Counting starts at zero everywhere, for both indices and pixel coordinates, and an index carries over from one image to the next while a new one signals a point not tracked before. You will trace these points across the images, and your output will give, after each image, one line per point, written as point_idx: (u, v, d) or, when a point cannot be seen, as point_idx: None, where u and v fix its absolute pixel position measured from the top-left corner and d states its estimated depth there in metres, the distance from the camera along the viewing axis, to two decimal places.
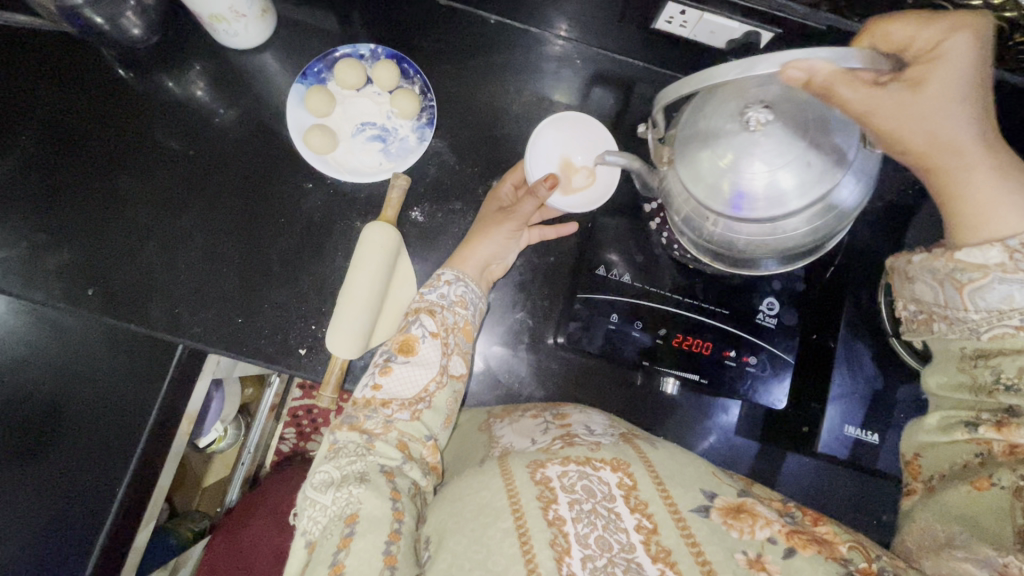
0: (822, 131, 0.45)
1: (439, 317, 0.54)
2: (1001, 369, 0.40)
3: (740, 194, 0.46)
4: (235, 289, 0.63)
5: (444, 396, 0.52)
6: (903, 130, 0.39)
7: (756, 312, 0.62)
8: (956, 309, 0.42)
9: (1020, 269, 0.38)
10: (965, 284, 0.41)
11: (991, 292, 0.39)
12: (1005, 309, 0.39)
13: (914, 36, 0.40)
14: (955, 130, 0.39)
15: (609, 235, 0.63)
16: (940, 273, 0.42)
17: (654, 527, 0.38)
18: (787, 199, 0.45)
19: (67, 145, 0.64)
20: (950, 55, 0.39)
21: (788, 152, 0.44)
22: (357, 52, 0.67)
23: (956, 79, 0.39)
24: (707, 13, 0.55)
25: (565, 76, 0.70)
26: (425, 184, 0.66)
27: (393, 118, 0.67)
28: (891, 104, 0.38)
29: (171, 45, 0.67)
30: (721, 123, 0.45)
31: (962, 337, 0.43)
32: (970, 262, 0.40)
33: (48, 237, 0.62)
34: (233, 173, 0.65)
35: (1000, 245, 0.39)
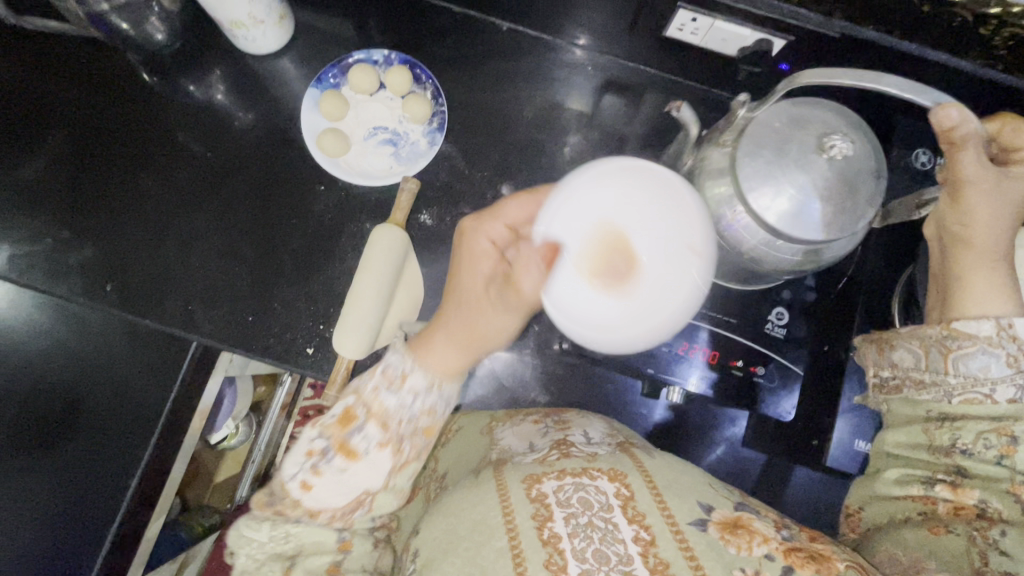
0: (868, 182, 0.46)
1: (391, 429, 0.50)
2: (961, 433, 0.43)
3: (768, 209, 0.46)
4: (247, 288, 0.64)
5: (381, 498, 0.52)
6: (978, 207, 0.44)
7: (765, 321, 0.60)
8: (934, 372, 0.44)
9: (1001, 345, 0.42)
10: (952, 350, 0.43)
11: (974, 359, 0.42)
12: (980, 377, 0.42)
13: None
14: (1005, 231, 0.45)
15: None
16: (928, 339, 0.45)
17: (652, 539, 0.38)
18: (806, 226, 0.46)
19: (93, 144, 0.67)
20: None
21: (829, 190, 0.45)
22: (370, 58, 0.68)
23: None
24: (718, 21, 0.55)
25: (576, 82, 0.71)
26: (435, 187, 0.67)
27: (404, 123, 0.68)
28: (987, 184, 0.44)
29: (192, 49, 0.70)
30: (802, 135, 0.46)
31: (933, 399, 0.45)
32: (963, 330, 0.43)
33: (72, 234, 0.64)
34: (251, 175, 0.67)
35: (992, 321, 0.42)
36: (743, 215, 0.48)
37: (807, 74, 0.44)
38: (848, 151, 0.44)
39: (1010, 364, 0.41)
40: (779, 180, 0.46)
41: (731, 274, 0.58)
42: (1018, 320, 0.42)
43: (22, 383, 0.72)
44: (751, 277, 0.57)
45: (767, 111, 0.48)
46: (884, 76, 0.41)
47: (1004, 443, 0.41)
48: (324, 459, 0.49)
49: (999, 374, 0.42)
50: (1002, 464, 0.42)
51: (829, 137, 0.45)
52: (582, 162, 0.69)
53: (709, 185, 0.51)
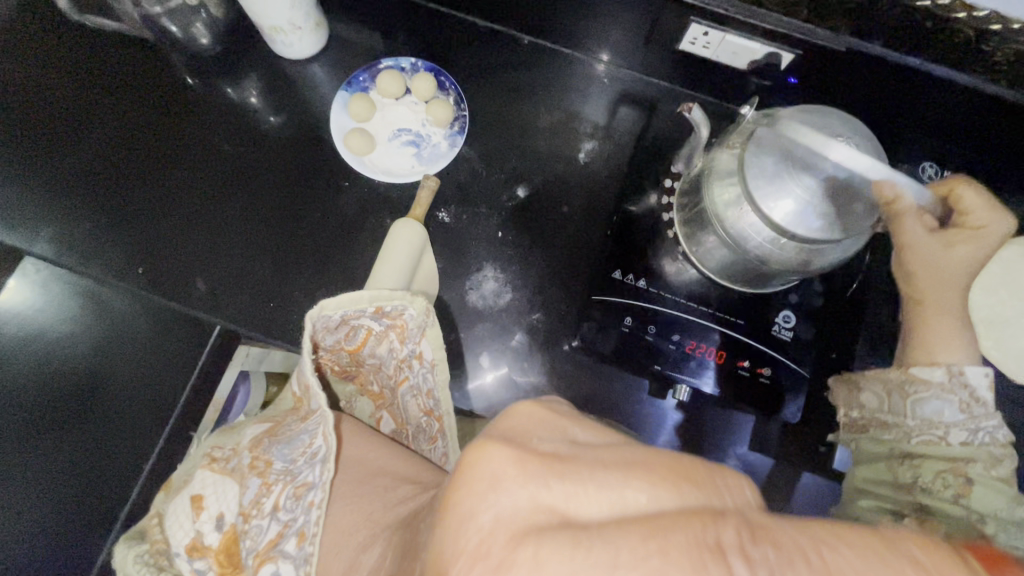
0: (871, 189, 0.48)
1: None
2: (921, 471, 0.48)
3: (776, 206, 0.48)
4: (270, 276, 0.67)
5: None
6: (916, 270, 0.51)
7: (772, 324, 0.61)
8: (897, 415, 0.50)
9: (954, 391, 0.48)
10: (910, 394, 0.49)
11: (930, 403, 0.48)
12: (935, 420, 0.48)
13: (975, 207, 0.50)
14: (948, 292, 0.51)
15: (636, 242, 0.65)
16: (890, 383, 0.51)
17: None
18: (811, 224, 0.48)
19: (133, 139, 0.71)
20: (984, 234, 0.50)
21: (835, 193, 0.47)
22: (398, 65, 0.72)
23: (972, 258, 0.51)
24: (729, 34, 0.58)
25: (593, 93, 0.74)
26: (453, 187, 0.70)
27: (427, 126, 0.71)
28: (923, 250, 0.50)
29: (231, 54, 0.74)
30: (810, 140, 0.48)
31: (895, 438, 0.50)
32: (920, 376, 0.49)
33: (110, 221, 0.68)
34: (280, 171, 0.70)
35: (944, 368, 0.48)
36: (751, 211, 0.50)
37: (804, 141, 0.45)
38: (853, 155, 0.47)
39: (961, 410, 0.48)
40: (786, 180, 0.47)
41: (736, 273, 0.60)
42: (967, 368, 0.48)
43: (48, 366, 0.74)
44: (753, 278, 0.59)
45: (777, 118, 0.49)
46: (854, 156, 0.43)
47: (961, 482, 0.46)
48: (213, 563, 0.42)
49: (952, 418, 0.48)
50: (958, 503, 0.46)
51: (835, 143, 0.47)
52: (597, 167, 0.71)
53: (721, 184, 0.53)
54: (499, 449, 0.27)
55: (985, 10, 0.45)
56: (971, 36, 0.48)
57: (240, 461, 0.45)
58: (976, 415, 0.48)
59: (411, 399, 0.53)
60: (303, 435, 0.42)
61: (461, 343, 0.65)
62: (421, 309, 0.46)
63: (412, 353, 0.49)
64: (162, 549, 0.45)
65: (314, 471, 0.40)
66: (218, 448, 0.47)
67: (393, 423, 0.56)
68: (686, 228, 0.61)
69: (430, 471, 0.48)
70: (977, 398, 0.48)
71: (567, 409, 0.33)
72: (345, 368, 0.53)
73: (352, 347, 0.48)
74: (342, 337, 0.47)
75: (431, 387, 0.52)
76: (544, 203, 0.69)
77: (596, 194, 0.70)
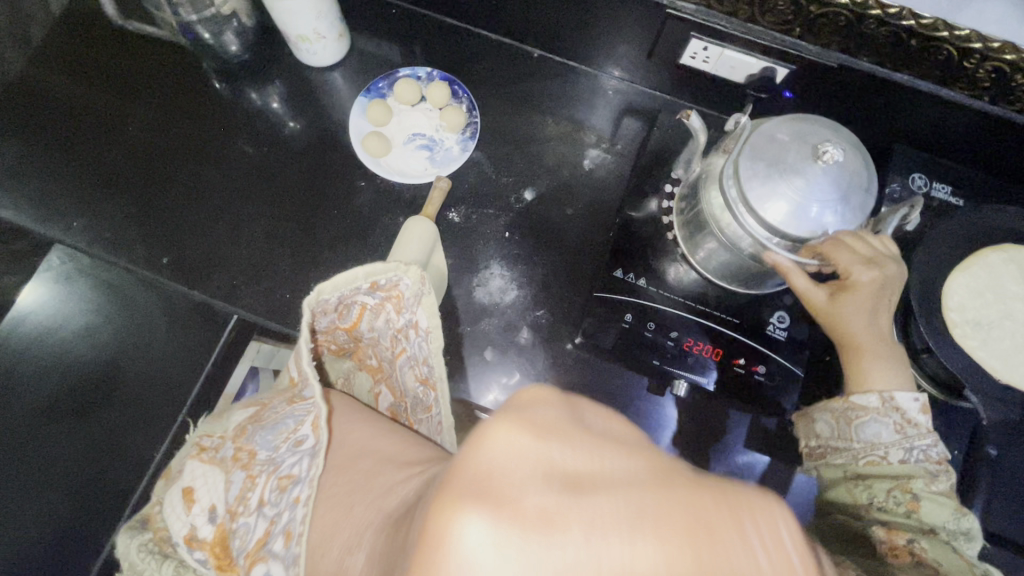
0: (858, 188, 0.50)
1: None
2: (874, 492, 0.50)
3: (765, 210, 0.51)
4: (287, 269, 0.70)
5: None
6: (825, 320, 0.56)
7: (766, 323, 0.64)
8: (845, 440, 0.53)
9: (888, 414, 0.51)
10: (854, 419, 0.52)
11: (869, 427, 0.51)
12: (875, 442, 0.51)
13: (846, 262, 0.52)
14: (858, 334, 0.54)
15: (638, 243, 0.67)
16: (836, 411, 0.53)
17: None
18: (799, 225, 0.51)
19: (162, 136, 0.75)
20: (862, 284, 0.52)
21: (824, 193, 0.50)
22: (415, 74, 0.76)
23: (866, 302, 0.54)
24: (726, 49, 0.62)
25: (599, 104, 0.77)
26: (464, 189, 0.73)
27: (441, 131, 0.75)
28: (819, 302, 0.56)
29: (257, 60, 0.78)
30: (798, 145, 0.51)
31: (847, 462, 0.52)
32: (857, 403, 0.52)
33: (138, 213, 0.72)
34: (299, 170, 0.74)
35: (877, 394, 0.51)
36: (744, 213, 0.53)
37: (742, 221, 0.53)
38: (840, 157, 0.49)
39: (897, 431, 0.51)
40: (772, 188, 0.50)
41: (733, 275, 0.63)
42: (898, 394, 0.51)
43: (68, 355, 0.76)
44: (748, 277, 0.62)
45: (758, 132, 0.52)
46: (776, 221, 0.51)
47: (909, 499, 0.48)
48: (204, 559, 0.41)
49: (889, 439, 0.51)
50: (910, 518, 0.48)
51: (820, 147, 0.49)
52: (602, 174, 0.74)
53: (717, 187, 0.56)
54: (473, 527, 0.20)
55: (965, 29, 0.48)
56: (951, 54, 0.51)
57: (229, 451, 0.44)
58: (911, 435, 0.50)
59: (408, 369, 0.53)
60: (287, 420, 0.43)
61: (467, 337, 0.68)
62: (415, 278, 0.50)
63: (409, 323, 0.52)
64: (166, 537, 0.45)
65: (301, 463, 0.39)
66: (207, 438, 0.47)
67: (392, 398, 0.57)
68: (686, 230, 0.64)
69: (417, 446, 0.45)
70: (910, 420, 0.51)
71: (557, 413, 0.23)
72: (342, 347, 0.56)
73: (347, 324, 0.51)
74: (336, 317, 0.50)
75: (426, 356, 0.52)
76: (550, 205, 0.72)
77: (601, 198, 0.73)
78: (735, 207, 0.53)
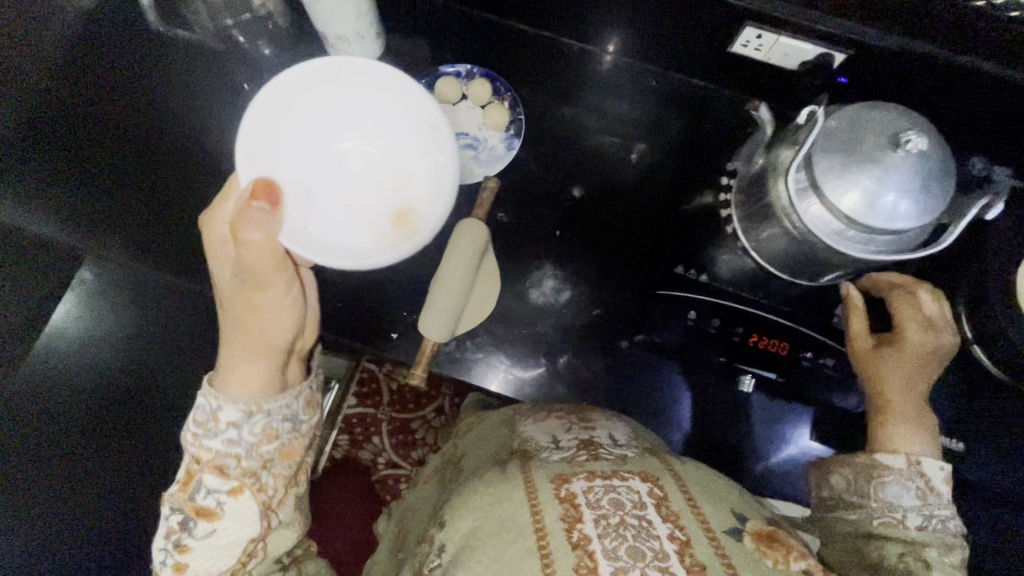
0: (938, 176, 0.49)
1: (234, 467, 0.50)
2: (886, 552, 0.51)
3: (839, 200, 0.50)
4: (337, 277, 0.68)
5: (287, 515, 0.55)
6: (866, 370, 0.59)
7: (831, 317, 0.64)
8: (861, 496, 0.54)
9: (911, 479, 0.53)
10: (875, 477, 0.54)
11: (892, 487, 0.53)
12: (894, 503, 0.53)
13: (913, 317, 0.57)
14: (898, 394, 0.57)
15: (699, 239, 0.68)
16: (858, 465, 0.55)
17: (687, 540, 0.46)
18: (875, 215, 0.50)
19: (192, 141, 0.73)
20: (916, 342, 0.57)
21: (905, 183, 0.49)
22: (455, 71, 0.74)
23: (915, 365, 0.57)
24: (782, 37, 0.60)
25: (640, 95, 0.75)
26: (511, 189, 0.71)
27: (484, 130, 0.72)
28: (864, 352, 0.60)
29: (287, 65, 0.76)
30: (875, 135, 0.50)
31: (859, 519, 0.54)
32: (884, 461, 0.54)
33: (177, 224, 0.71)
34: None
35: (904, 456, 0.54)
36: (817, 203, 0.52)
37: (812, 211, 0.52)
38: (923, 145, 0.48)
39: (918, 496, 0.52)
40: (847, 178, 0.50)
41: (792, 265, 0.61)
42: (925, 461, 0.53)
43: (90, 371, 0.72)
44: (809, 269, 0.60)
45: (831, 121, 0.51)
46: (848, 209, 0.50)
47: (921, 566, 0.49)
48: (184, 528, 0.50)
49: (909, 504, 0.52)
50: None
51: (901, 136, 0.48)
52: (649, 169, 0.73)
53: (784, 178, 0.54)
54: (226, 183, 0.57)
55: None
56: (1014, 29, 0.51)
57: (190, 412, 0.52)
58: (930, 503, 0.52)
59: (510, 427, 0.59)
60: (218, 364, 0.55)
61: (524, 338, 0.67)
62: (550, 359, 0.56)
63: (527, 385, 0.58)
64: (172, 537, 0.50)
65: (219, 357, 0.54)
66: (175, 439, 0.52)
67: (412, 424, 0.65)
68: (745, 220, 0.62)
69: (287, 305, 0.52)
70: (932, 488, 0.53)
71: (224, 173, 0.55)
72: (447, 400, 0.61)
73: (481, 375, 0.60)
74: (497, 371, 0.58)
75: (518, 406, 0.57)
76: (598, 203, 0.71)
77: (649, 193, 0.72)
78: (806, 198, 0.52)
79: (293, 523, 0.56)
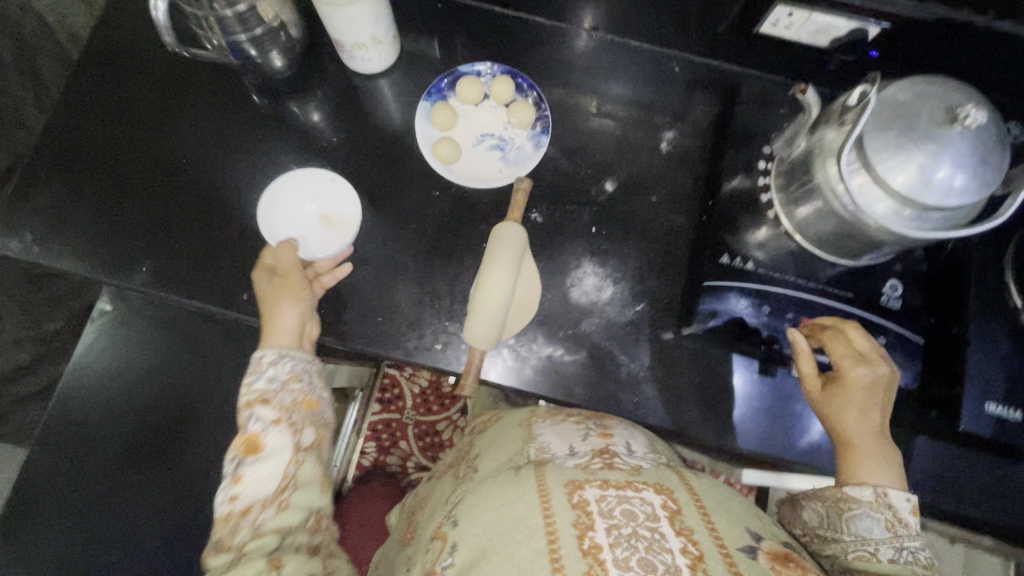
0: (993, 153, 0.49)
1: (274, 403, 0.59)
2: None
3: (891, 177, 0.49)
4: (374, 291, 0.67)
5: (308, 469, 0.59)
6: (821, 413, 0.59)
7: (880, 294, 0.63)
8: (834, 530, 0.55)
9: (880, 510, 0.54)
10: (846, 511, 0.55)
11: (862, 520, 0.54)
12: (866, 537, 0.54)
13: (845, 352, 0.58)
14: (855, 431, 0.58)
15: (740, 223, 0.65)
16: (828, 500, 0.56)
17: (701, 555, 0.43)
18: (930, 191, 0.49)
19: (205, 158, 0.71)
20: (858, 375, 0.58)
21: (962, 159, 0.48)
22: (475, 70, 0.72)
23: (865, 398, 0.58)
24: (815, 13, 0.58)
25: (664, 81, 0.74)
26: (541, 187, 0.70)
27: (509, 129, 0.72)
28: (818, 397, 0.59)
29: (300, 75, 0.73)
30: (930, 112, 0.49)
31: (836, 552, 0.55)
32: (851, 495, 0.55)
33: (188, 245, 0.68)
34: (368, 184, 0.70)
35: (872, 488, 0.55)
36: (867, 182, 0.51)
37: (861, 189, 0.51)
38: (981, 121, 0.47)
39: (887, 528, 0.54)
40: (899, 154, 0.49)
41: (837, 246, 0.61)
42: (890, 490, 0.55)
43: (131, 404, 0.74)
44: (854, 249, 0.60)
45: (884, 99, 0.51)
46: (900, 187, 0.49)
47: None
48: (236, 461, 0.57)
49: (881, 535, 0.54)
50: None
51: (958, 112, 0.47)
52: (679, 156, 0.71)
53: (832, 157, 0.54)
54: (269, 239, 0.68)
55: None
56: None
57: None
58: (901, 534, 0.54)
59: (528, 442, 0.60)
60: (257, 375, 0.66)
61: (570, 339, 0.66)
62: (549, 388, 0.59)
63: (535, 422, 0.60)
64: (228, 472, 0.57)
65: None
66: None
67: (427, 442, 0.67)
68: (786, 200, 0.63)
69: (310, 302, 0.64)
70: (899, 518, 0.54)
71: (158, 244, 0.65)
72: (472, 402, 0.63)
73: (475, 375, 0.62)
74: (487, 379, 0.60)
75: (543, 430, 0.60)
76: (632, 195, 0.70)
77: (682, 181, 0.71)
78: (857, 176, 0.51)
79: (320, 473, 0.60)
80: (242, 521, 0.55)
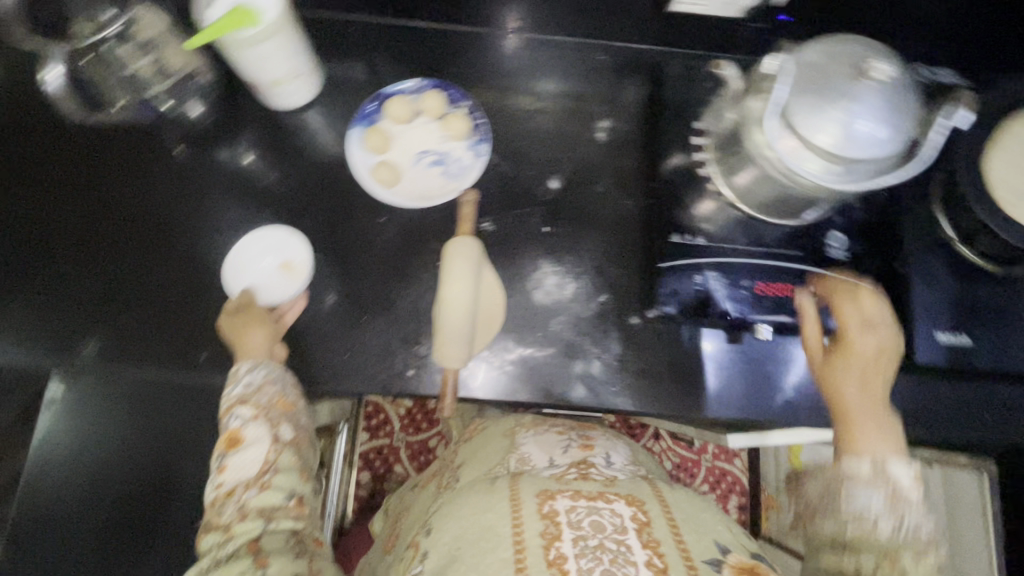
0: (901, 103, 0.52)
1: (251, 403, 0.58)
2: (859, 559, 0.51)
3: (818, 133, 0.51)
4: (336, 329, 0.65)
5: (286, 459, 0.58)
6: (822, 379, 0.60)
7: (828, 246, 0.64)
8: (831, 508, 0.53)
9: (882, 482, 0.52)
10: (845, 487, 0.53)
11: (859, 496, 0.52)
12: (865, 515, 0.51)
13: (852, 316, 0.59)
14: (853, 399, 0.57)
15: (683, 200, 0.67)
16: (829, 476, 0.54)
17: (665, 566, 0.43)
18: (855, 142, 0.50)
19: (136, 220, 0.68)
20: (863, 340, 0.58)
21: (875, 110, 0.51)
22: (402, 88, 0.71)
23: (866, 366, 0.58)
24: None
25: (590, 70, 0.74)
26: (488, 196, 0.70)
27: (446, 143, 0.70)
28: (820, 362, 0.60)
29: (223, 119, 0.71)
30: (840, 72, 0.52)
31: (836, 531, 0.52)
32: (850, 470, 0.53)
33: (132, 314, 0.65)
34: (312, 220, 0.68)
35: (870, 461, 0.53)
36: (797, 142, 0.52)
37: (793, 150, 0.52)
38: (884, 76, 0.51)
39: (888, 502, 0.51)
40: (823, 111, 0.51)
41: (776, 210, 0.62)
42: (891, 462, 0.53)
43: None
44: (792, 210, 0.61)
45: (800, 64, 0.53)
46: (828, 143, 0.50)
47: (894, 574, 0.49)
48: (223, 454, 0.57)
49: (880, 509, 0.51)
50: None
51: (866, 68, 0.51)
52: (618, 142, 0.72)
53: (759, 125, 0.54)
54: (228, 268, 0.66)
55: None
56: None
57: None
58: (904, 510, 0.51)
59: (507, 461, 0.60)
60: None
61: (541, 341, 0.67)
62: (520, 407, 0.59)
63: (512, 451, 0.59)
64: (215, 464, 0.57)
65: None
66: None
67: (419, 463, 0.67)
68: (725, 173, 0.64)
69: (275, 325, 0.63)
70: (903, 494, 0.52)
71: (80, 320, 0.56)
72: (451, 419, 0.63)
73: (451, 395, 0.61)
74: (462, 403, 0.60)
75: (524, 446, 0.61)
76: (578, 189, 0.71)
77: (624, 167, 0.72)
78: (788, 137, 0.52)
79: (301, 463, 0.60)
80: (227, 503, 0.56)
